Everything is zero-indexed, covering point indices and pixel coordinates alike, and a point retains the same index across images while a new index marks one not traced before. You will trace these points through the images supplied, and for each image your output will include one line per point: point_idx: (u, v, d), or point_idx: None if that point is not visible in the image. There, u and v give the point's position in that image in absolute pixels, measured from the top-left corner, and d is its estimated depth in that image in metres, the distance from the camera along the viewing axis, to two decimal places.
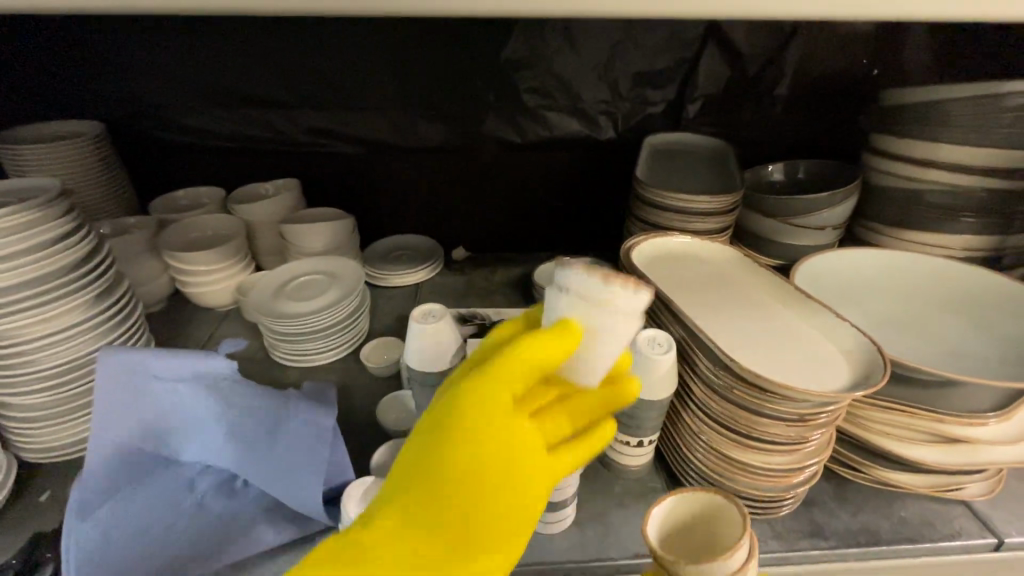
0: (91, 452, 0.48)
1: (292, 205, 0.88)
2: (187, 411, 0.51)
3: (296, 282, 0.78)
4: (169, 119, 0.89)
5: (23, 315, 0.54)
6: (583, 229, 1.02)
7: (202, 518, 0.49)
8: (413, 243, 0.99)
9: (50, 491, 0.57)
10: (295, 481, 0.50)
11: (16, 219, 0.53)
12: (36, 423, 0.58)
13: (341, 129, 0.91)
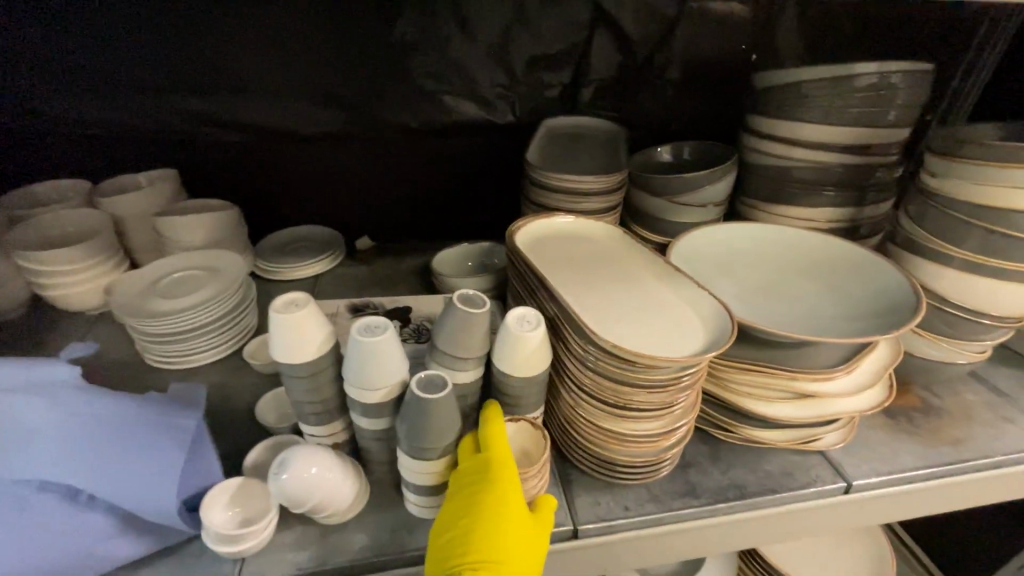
0: None
1: (169, 196, 0.82)
2: (13, 422, 0.46)
3: (170, 279, 0.72)
4: (17, 104, 0.80)
5: None
6: (489, 215, 1.01)
7: (31, 536, 0.44)
8: (312, 235, 0.95)
9: None
10: (147, 487, 0.46)
11: None
12: None
13: (222, 115, 0.85)
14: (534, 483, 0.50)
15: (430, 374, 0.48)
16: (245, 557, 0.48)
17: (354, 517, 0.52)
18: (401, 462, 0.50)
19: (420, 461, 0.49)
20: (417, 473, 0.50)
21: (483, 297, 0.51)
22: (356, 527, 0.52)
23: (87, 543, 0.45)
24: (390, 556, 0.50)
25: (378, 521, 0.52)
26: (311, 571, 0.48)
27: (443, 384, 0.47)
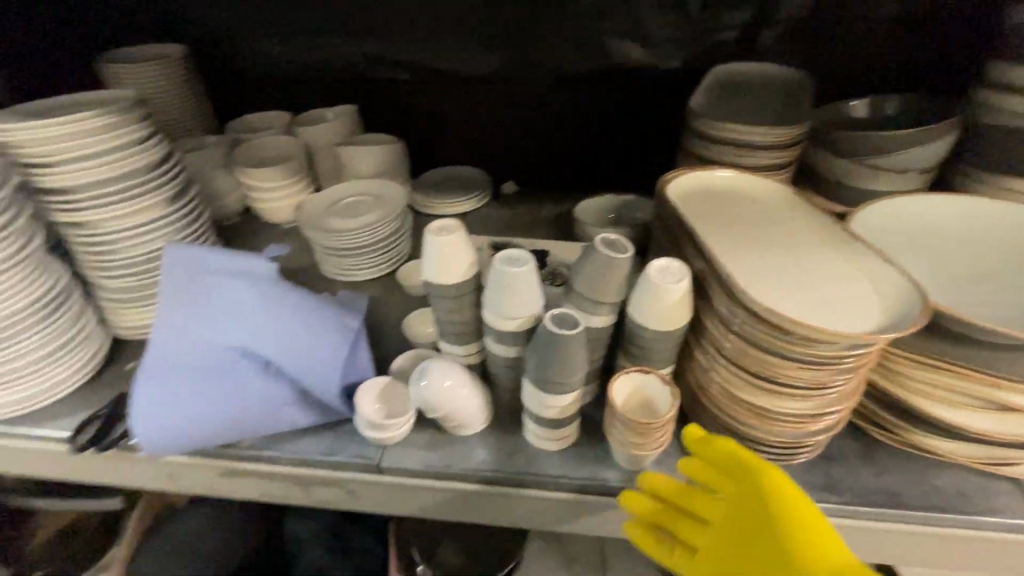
0: (156, 331, 0.56)
1: (348, 129, 0.93)
2: (229, 300, 0.56)
3: (344, 202, 0.82)
4: (241, 43, 0.94)
5: (110, 205, 0.62)
6: (637, 168, 0.97)
7: (240, 391, 0.55)
8: (462, 173, 0.99)
9: (136, 361, 0.67)
10: (321, 370, 0.55)
11: (100, 121, 0.59)
12: (119, 306, 0.67)
13: (397, 56, 0.91)
14: (657, 434, 0.49)
15: (563, 313, 0.49)
16: (386, 444, 0.56)
17: (478, 434, 0.57)
18: (524, 391, 0.53)
19: (543, 393, 0.51)
20: (538, 405, 0.52)
21: (627, 243, 0.50)
22: (479, 443, 0.56)
23: (275, 405, 0.55)
24: (506, 474, 0.54)
25: (499, 442, 0.56)
26: (438, 469, 0.54)
27: (574, 323, 0.48)
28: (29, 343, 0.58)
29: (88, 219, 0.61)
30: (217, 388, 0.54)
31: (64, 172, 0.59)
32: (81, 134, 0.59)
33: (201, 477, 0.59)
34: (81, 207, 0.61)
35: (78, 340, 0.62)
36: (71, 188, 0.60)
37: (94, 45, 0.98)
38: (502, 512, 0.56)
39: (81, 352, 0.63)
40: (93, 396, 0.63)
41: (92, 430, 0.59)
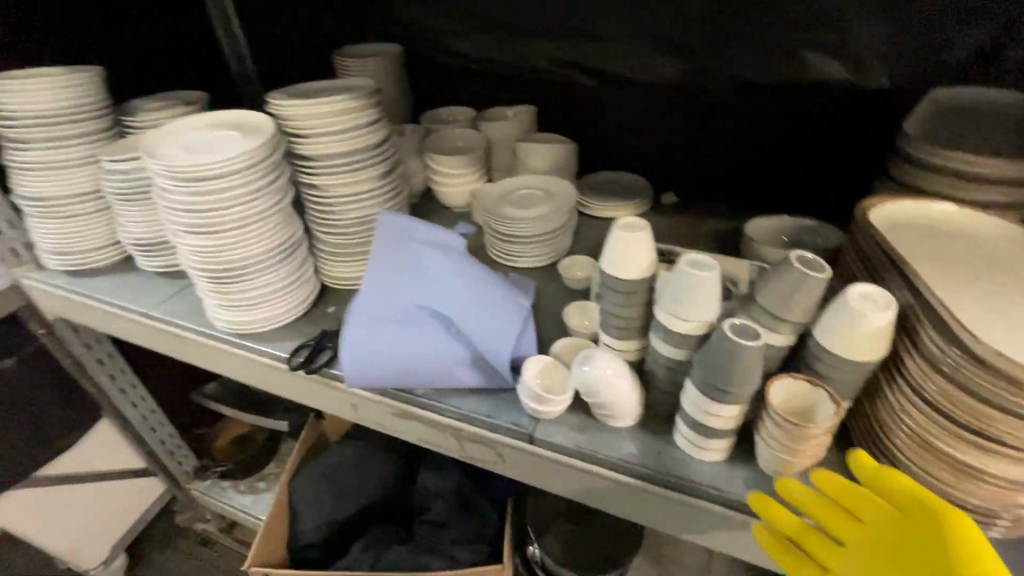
0: (365, 282, 0.65)
1: (525, 127, 1.01)
2: (428, 267, 0.65)
3: (518, 193, 0.87)
4: (443, 43, 1.05)
5: (342, 175, 0.74)
6: (815, 191, 0.92)
7: (427, 345, 0.62)
8: (623, 180, 1.01)
9: (335, 307, 0.79)
10: (496, 338, 0.60)
11: (347, 106, 0.71)
12: (332, 258, 0.79)
13: (582, 62, 0.96)
14: (815, 443, 0.48)
15: (742, 323, 0.49)
16: (539, 418, 0.60)
17: (627, 428, 0.59)
18: (685, 393, 0.53)
19: (707, 399, 0.51)
20: (699, 410, 0.52)
21: (824, 264, 0.48)
22: (627, 436, 0.58)
23: (453, 362, 0.62)
24: (653, 471, 0.55)
25: (647, 439, 0.58)
26: (587, 452, 0.57)
27: (754, 336, 0.48)
28: (277, 276, 0.73)
29: (323, 185, 0.74)
30: (409, 339, 0.62)
31: (309, 147, 0.72)
32: (332, 115, 0.71)
33: (377, 413, 0.69)
34: (319, 175, 0.73)
35: (300, 283, 0.76)
36: (316, 159, 0.73)
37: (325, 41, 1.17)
38: (641, 507, 0.58)
39: (300, 293, 0.76)
40: (304, 329, 0.76)
41: (303, 355, 0.71)
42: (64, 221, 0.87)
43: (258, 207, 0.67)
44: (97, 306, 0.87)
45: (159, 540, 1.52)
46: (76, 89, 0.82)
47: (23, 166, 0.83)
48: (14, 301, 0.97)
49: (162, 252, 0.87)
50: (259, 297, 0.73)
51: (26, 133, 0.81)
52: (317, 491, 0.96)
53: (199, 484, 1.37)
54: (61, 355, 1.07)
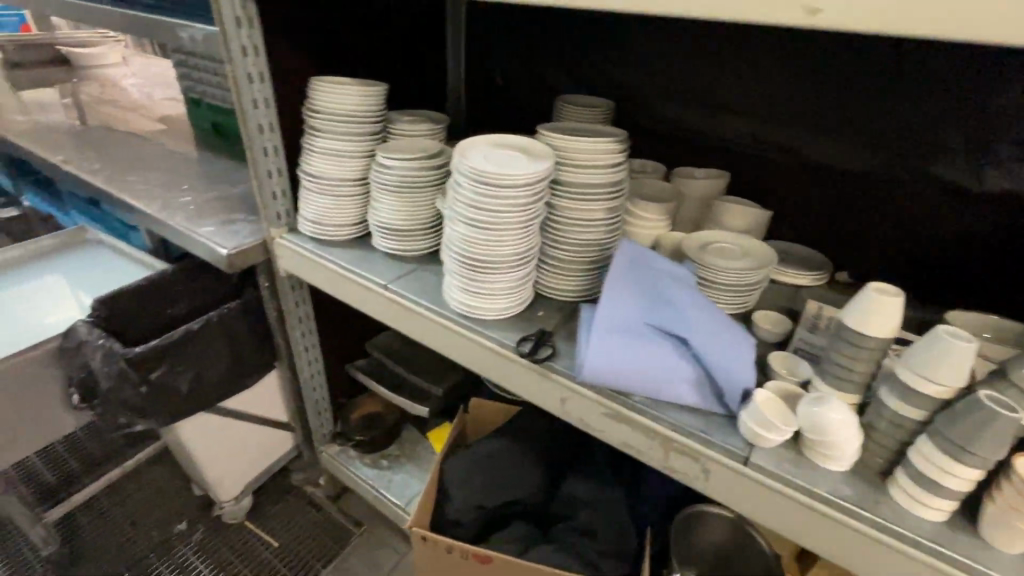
0: (610, 296, 0.74)
1: (717, 190, 1.11)
2: (665, 293, 0.75)
3: (718, 245, 0.96)
4: (649, 105, 1.21)
5: (589, 203, 0.85)
6: (1005, 297, 0.94)
7: (662, 359, 0.71)
8: (802, 251, 1.07)
9: (544, 312, 0.90)
10: (730, 366, 0.69)
11: (612, 147, 0.84)
12: (555, 271, 0.91)
13: (782, 140, 1.07)
14: None
15: (996, 396, 0.55)
16: (754, 445, 0.66)
17: (839, 472, 0.63)
18: (915, 447, 0.59)
19: (944, 456, 0.56)
20: (931, 466, 0.57)
21: None
22: (840, 479, 0.63)
23: (683, 378, 0.70)
24: (870, 515, 0.59)
25: (859, 486, 0.62)
26: (802, 483, 0.62)
27: (1012, 409, 0.53)
28: (515, 277, 0.85)
29: (572, 207, 0.85)
30: (647, 351, 0.71)
31: (564, 174, 0.84)
32: (598, 152, 0.83)
33: (585, 411, 0.77)
34: (571, 199, 0.85)
35: (525, 287, 0.88)
36: (574, 186, 0.84)
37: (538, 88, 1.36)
38: (846, 551, 0.61)
39: (523, 295, 0.89)
40: (520, 325, 0.87)
41: (527, 345, 0.82)
42: (328, 200, 1.05)
43: (521, 216, 0.80)
44: (336, 272, 1.04)
45: (274, 493, 1.66)
46: (373, 98, 1.03)
47: (317, 150, 1.02)
48: (261, 255, 1.17)
49: (402, 238, 1.03)
50: (493, 290, 0.85)
51: (326, 126, 1.01)
52: (470, 475, 1.05)
53: (331, 448, 1.50)
54: (271, 307, 1.26)
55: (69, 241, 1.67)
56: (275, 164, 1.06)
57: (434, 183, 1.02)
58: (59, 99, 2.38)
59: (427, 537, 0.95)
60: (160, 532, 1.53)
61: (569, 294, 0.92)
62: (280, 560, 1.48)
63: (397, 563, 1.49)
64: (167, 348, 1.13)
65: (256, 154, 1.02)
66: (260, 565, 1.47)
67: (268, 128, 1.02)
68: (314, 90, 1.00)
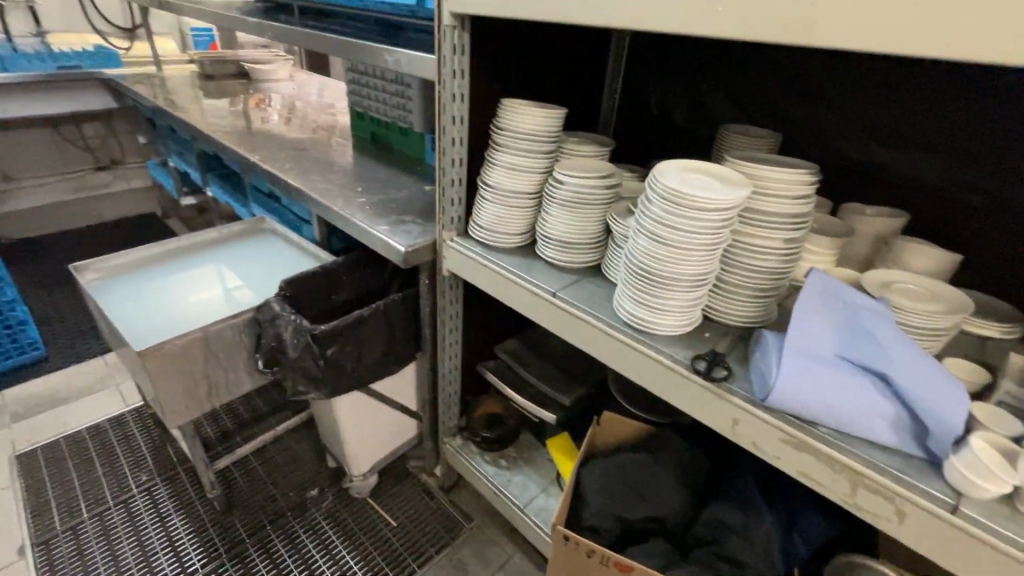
0: (800, 325, 0.75)
1: (893, 229, 1.07)
2: (862, 326, 0.74)
3: (900, 284, 0.93)
4: (820, 139, 1.20)
5: (773, 232, 0.87)
6: None
7: (857, 393, 0.71)
8: (991, 301, 1.01)
9: (712, 333, 0.93)
10: (940, 409, 0.66)
11: (803, 178, 0.85)
12: (725, 296, 0.93)
13: (977, 182, 1.02)
14: None
15: None
16: (962, 493, 0.63)
17: None
18: None
19: None
20: None
21: None
22: None
23: (879, 414, 0.70)
24: None
25: None
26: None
27: None
28: (688, 297, 0.89)
29: (755, 235, 0.87)
30: (841, 383, 0.72)
31: (751, 201, 0.86)
32: (789, 183, 0.85)
33: (760, 435, 0.78)
34: (755, 227, 0.87)
35: (695, 308, 0.91)
36: (759, 214, 0.87)
37: (694, 117, 1.40)
38: None
39: (691, 315, 0.91)
40: (690, 343, 0.90)
41: (701, 362, 0.84)
42: (501, 209, 1.14)
43: (709, 238, 0.83)
44: (502, 275, 1.12)
45: (393, 476, 1.78)
46: (556, 119, 1.11)
47: (499, 163, 1.13)
48: (430, 254, 1.30)
49: (567, 251, 1.10)
50: (668, 306, 0.89)
51: (511, 142, 1.11)
52: (611, 484, 1.07)
53: (454, 441, 1.60)
54: (427, 302, 1.38)
55: (251, 228, 1.94)
56: (458, 174, 1.18)
57: (604, 202, 1.08)
58: (243, 108, 2.77)
59: (570, 538, 0.99)
60: (296, 495, 1.70)
61: (736, 320, 0.94)
62: (397, 539, 1.59)
63: (504, 562, 1.54)
64: (343, 328, 1.28)
65: (445, 164, 1.15)
66: (380, 541, 1.58)
67: (458, 141, 1.14)
68: (504, 110, 1.11)
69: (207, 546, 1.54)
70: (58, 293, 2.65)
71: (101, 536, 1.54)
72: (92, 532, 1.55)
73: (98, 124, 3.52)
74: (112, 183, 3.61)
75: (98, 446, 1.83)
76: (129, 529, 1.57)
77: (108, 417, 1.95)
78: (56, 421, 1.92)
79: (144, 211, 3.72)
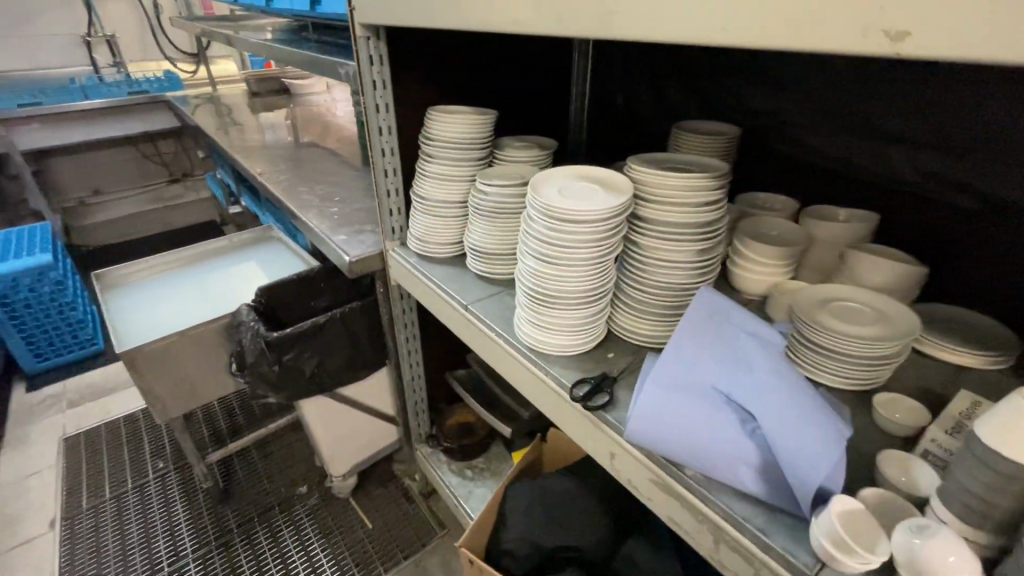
0: (675, 347, 0.69)
1: (860, 236, 0.92)
2: (741, 354, 0.67)
3: (842, 303, 0.80)
4: (790, 134, 1.06)
5: (670, 244, 0.78)
6: None
7: (721, 430, 0.62)
8: (977, 322, 0.83)
9: (615, 354, 0.85)
10: (805, 451, 0.56)
11: (699, 182, 0.75)
12: (631, 315, 0.85)
13: (960, 179, 0.84)
14: None
15: None
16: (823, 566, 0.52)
17: None
18: None
19: None
20: None
21: None
22: None
23: (743, 458, 0.60)
24: None
25: None
26: None
27: None
28: (580, 316, 0.81)
29: (651, 247, 0.79)
30: (705, 417, 0.63)
31: (647, 212, 0.77)
32: (682, 188, 0.75)
33: (633, 473, 0.70)
34: (650, 238, 0.79)
35: (592, 327, 0.83)
36: (653, 224, 0.78)
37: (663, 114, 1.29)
38: None
39: (590, 335, 0.84)
40: (584, 363, 0.83)
41: (582, 388, 0.77)
42: (431, 218, 1.12)
43: (591, 252, 0.76)
44: (429, 286, 1.11)
45: (379, 478, 1.82)
46: (481, 125, 1.08)
47: (426, 172, 1.10)
48: (380, 263, 1.31)
49: (491, 261, 1.06)
50: (557, 326, 0.82)
51: (437, 151, 1.08)
52: (530, 507, 1.02)
53: (424, 449, 1.60)
54: (384, 311, 1.39)
55: (260, 236, 2.06)
56: (394, 184, 1.17)
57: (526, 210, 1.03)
58: (277, 121, 2.96)
59: (474, 561, 0.96)
60: (286, 490, 1.79)
61: (646, 341, 0.84)
62: (370, 541, 1.62)
63: None
64: (298, 336, 1.32)
65: (377, 176, 1.15)
66: (353, 542, 1.62)
67: (389, 152, 1.14)
68: (429, 119, 1.09)
69: (200, 532, 1.66)
70: None
71: (115, 516, 1.72)
72: (110, 511, 1.74)
73: (171, 142, 3.93)
74: (182, 194, 4.01)
75: (129, 434, 2.03)
76: (139, 511, 1.73)
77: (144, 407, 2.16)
78: (102, 408, 2.17)
79: (209, 218, 4.10)
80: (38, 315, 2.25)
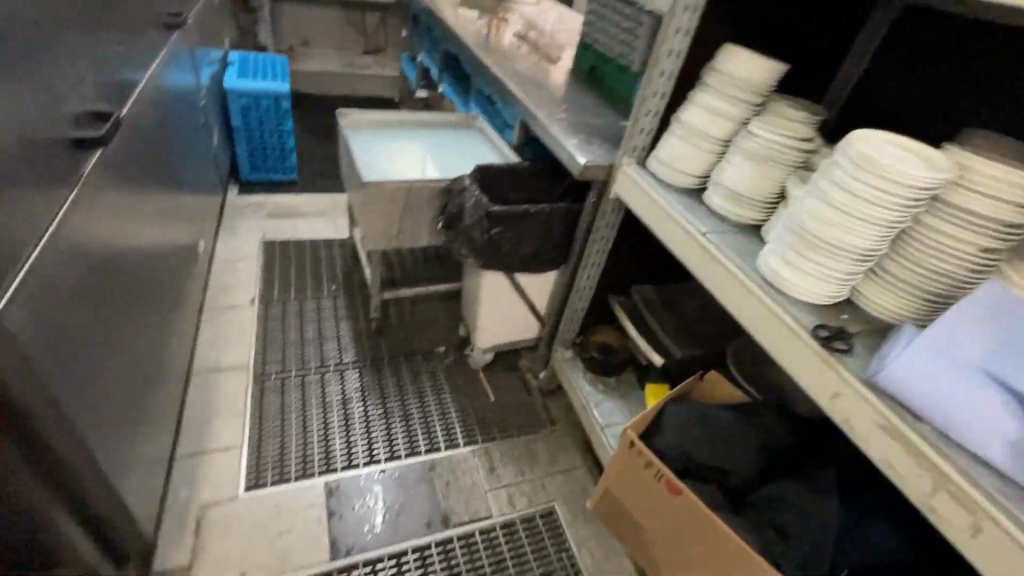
0: (949, 319, 0.74)
1: None
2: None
3: None
4: None
5: (964, 232, 0.80)
6: None
7: (983, 404, 0.69)
8: None
9: (848, 317, 0.91)
10: None
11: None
12: (881, 286, 0.90)
13: None
14: None
15: None
16: None
17: None
18: None
19: None
20: None
21: None
22: None
23: (998, 432, 0.67)
24: None
25: None
26: None
27: None
28: (837, 269, 0.88)
29: (940, 229, 0.82)
30: (967, 387, 0.70)
31: (953, 194, 0.80)
32: (1006, 183, 0.77)
33: (854, 414, 0.78)
34: (944, 220, 0.82)
35: (842, 285, 0.90)
36: (953, 208, 0.80)
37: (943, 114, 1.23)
38: None
39: (836, 291, 0.90)
40: (820, 314, 0.90)
41: (828, 331, 0.85)
42: (685, 146, 1.20)
43: (880, 215, 0.81)
44: (662, 207, 1.20)
45: (505, 365, 2.03)
46: (770, 71, 1.10)
47: (700, 101, 1.17)
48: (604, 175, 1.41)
49: (736, 201, 1.13)
50: (810, 270, 0.89)
51: (719, 84, 1.14)
52: (691, 424, 1.13)
53: (565, 352, 1.76)
54: (586, 218, 1.51)
55: (462, 122, 2.21)
56: (656, 106, 1.25)
57: (790, 164, 1.07)
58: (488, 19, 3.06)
59: (635, 444, 1.10)
60: (428, 345, 2.05)
61: (886, 313, 0.90)
62: (490, 411, 1.85)
63: (569, 469, 1.71)
64: (511, 214, 1.48)
65: (646, 94, 1.23)
66: (477, 406, 1.86)
67: (666, 75, 1.20)
68: (721, 53, 1.14)
69: (360, 351, 1.98)
70: (316, 141, 3.38)
71: (297, 314, 2.08)
72: (293, 309, 2.10)
73: (377, 14, 4.18)
74: (371, 66, 4.31)
75: (311, 256, 2.38)
76: (315, 318, 2.08)
77: (323, 238, 2.51)
78: (292, 227, 2.54)
79: (387, 94, 4.39)
80: (264, 134, 2.64)
